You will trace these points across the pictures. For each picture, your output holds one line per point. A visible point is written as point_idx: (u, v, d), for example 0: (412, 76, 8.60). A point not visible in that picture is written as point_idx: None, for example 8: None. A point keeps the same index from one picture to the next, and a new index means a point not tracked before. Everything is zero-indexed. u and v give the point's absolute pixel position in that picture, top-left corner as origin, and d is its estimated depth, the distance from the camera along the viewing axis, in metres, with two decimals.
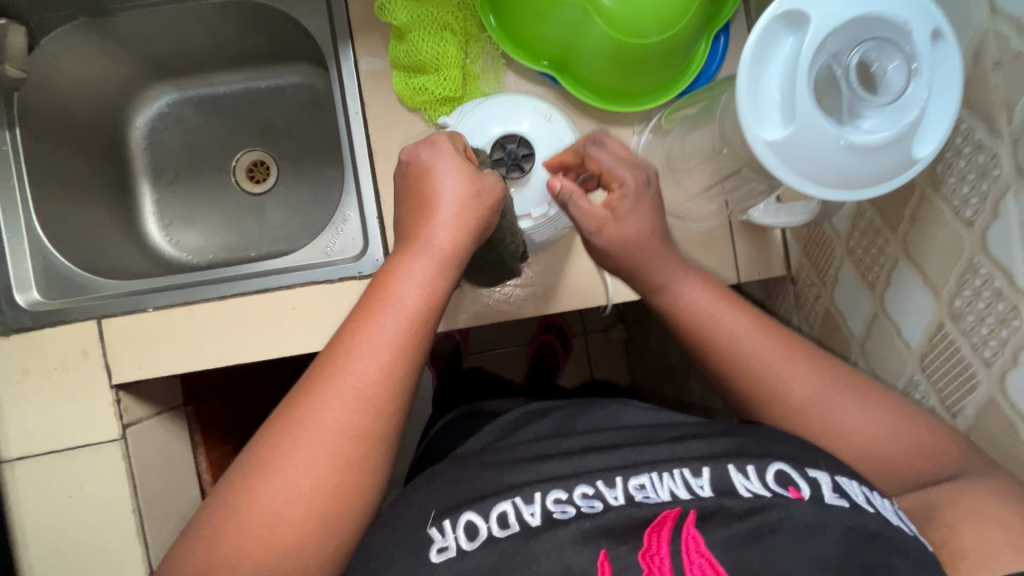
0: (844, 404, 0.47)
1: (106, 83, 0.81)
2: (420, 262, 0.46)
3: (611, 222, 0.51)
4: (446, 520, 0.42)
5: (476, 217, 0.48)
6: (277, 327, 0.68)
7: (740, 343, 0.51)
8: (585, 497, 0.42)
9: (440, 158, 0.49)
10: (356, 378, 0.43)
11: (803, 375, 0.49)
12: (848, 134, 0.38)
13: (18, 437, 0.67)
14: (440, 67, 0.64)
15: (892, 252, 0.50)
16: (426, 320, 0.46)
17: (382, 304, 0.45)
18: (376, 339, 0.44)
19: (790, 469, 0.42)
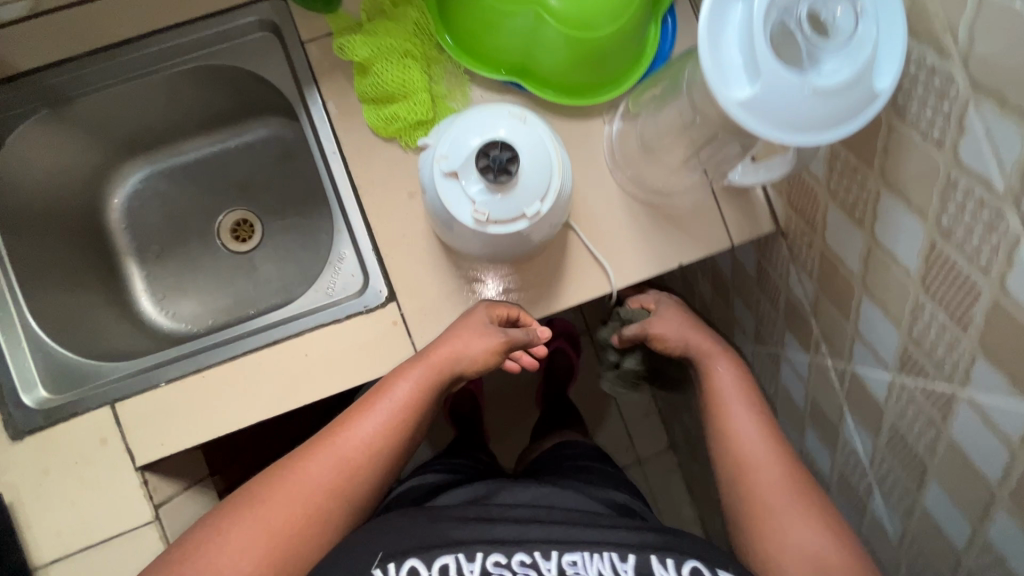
0: (798, 512, 0.56)
1: (78, 171, 0.81)
2: (414, 371, 0.62)
3: (656, 320, 0.77)
4: (391, 563, 0.52)
5: (463, 351, 0.62)
6: (294, 376, 0.68)
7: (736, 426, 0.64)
8: (522, 564, 0.53)
9: (472, 317, 0.64)
10: (346, 447, 0.59)
11: (769, 473, 0.59)
12: (813, 81, 0.40)
13: (48, 538, 0.65)
14: (408, 94, 0.66)
15: (874, 185, 0.53)
16: (404, 424, 0.61)
17: (379, 395, 0.62)
18: (371, 419, 0.61)
19: (702, 568, 0.52)
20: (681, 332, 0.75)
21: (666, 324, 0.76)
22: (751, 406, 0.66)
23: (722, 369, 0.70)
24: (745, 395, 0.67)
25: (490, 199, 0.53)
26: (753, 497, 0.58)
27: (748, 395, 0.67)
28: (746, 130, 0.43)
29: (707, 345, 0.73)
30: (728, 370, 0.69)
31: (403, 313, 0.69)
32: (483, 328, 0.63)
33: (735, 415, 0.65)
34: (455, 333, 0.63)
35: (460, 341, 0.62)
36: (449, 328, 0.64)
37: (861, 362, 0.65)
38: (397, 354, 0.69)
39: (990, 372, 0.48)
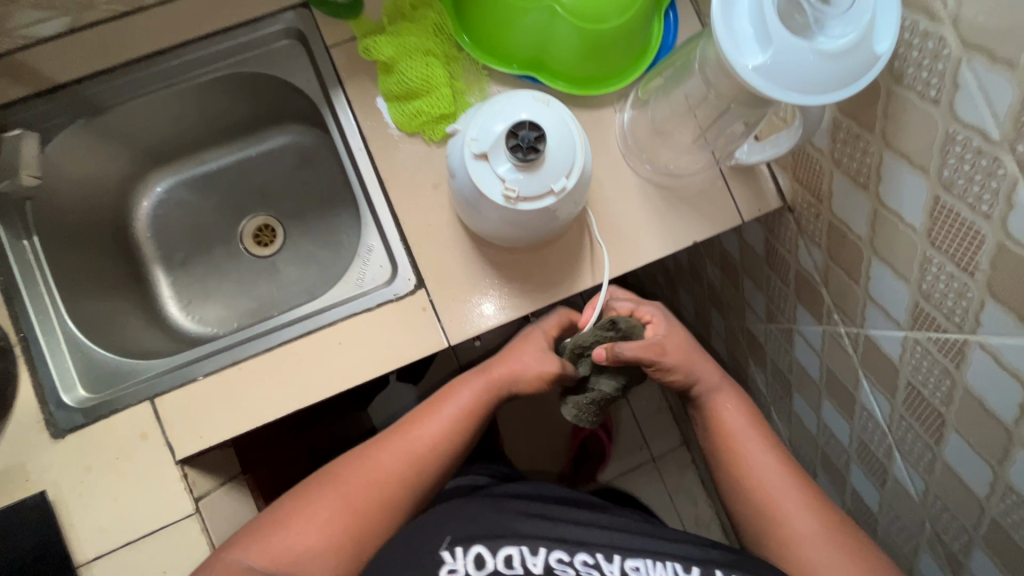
0: (831, 545, 0.58)
1: (107, 181, 0.84)
2: (477, 377, 0.68)
3: (667, 342, 0.66)
4: (459, 547, 0.57)
5: (525, 366, 0.68)
6: (328, 364, 0.70)
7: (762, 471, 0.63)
8: (584, 563, 0.57)
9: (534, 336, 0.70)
10: (415, 443, 0.65)
11: (798, 514, 0.60)
12: (820, 45, 0.44)
13: (90, 536, 0.66)
14: (430, 90, 0.69)
15: (876, 149, 0.57)
16: (466, 426, 0.67)
17: (445, 399, 0.68)
18: (437, 419, 0.66)
19: None
20: (687, 363, 0.66)
21: (676, 346, 0.66)
22: (769, 442, 0.65)
23: (728, 406, 0.67)
24: (757, 429, 0.66)
25: (519, 176, 0.56)
26: (788, 542, 0.60)
27: (760, 428, 0.66)
28: (761, 94, 0.47)
29: (714, 379, 0.68)
30: (736, 407, 0.67)
31: (432, 299, 0.71)
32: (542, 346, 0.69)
33: (749, 453, 0.64)
34: (518, 349, 0.69)
35: (520, 356, 0.68)
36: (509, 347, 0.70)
37: (874, 324, 0.68)
38: (427, 339, 0.71)
39: (999, 313, 0.51)
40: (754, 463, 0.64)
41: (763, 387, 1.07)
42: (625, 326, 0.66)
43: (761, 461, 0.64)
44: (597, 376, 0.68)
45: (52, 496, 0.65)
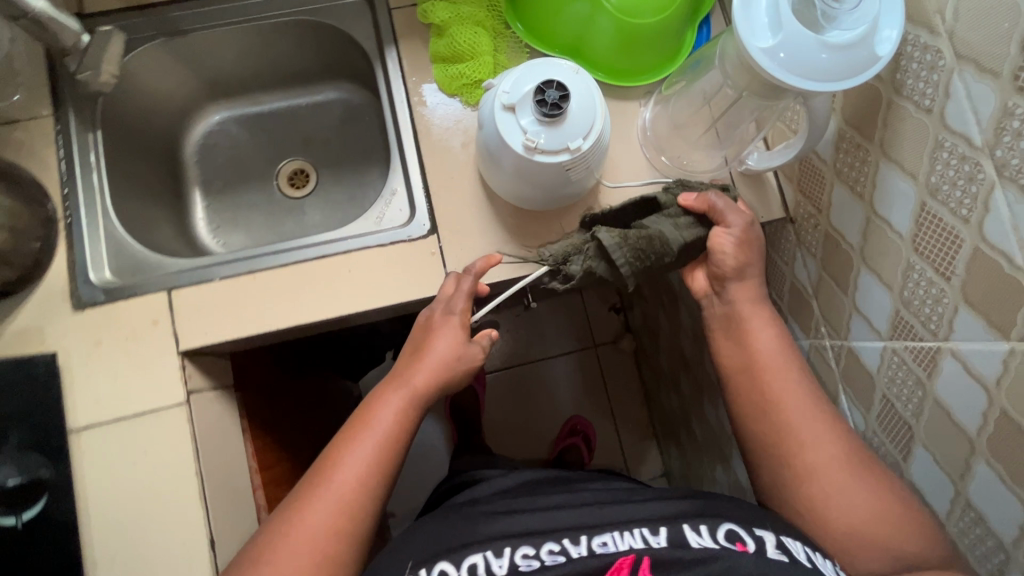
0: (844, 473, 0.60)
1: (171, 101, 0.91)
2: (390, 396, 0.65)
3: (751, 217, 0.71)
4: (422, 569, 0.60)
5: (449, 369, 0.66)
6: (335, 287, 0.75)
7: (790, 403, 0.65)
8: (551, 552, 0.60)
9: (449, 318, 0.68)
10: (342, 484, 0.60)
11: (813, 444, 0.62)
12: (827, 38, 0.50)
13: (87, 405, 0.70)
14: (474, 56, 0.76)
15: (874, 158, 0.61)
16: (393, 443, 0.64)
17: (364, 427, 0.64)
18: (361, 453, 0.62)
19: (738, 530, 0.59)
20: (753, 251, 0.69)
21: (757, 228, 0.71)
22: (798, 373, 0.66)
23: (761, 333, 0.68)
24: (787, 361, 0.67)
25: (540, 129, 0.62)
26: (800, 464, 0.62)
27: (792, 363, 0.67)
28: (767, 75, 0.52)
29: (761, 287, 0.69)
30: (772, 329, 0.68)
31: (441, 246, 0.76)
32: (464, 334, 0.68)
33: (776, 384, 0.65)
34: (427, 352, 0.67)
35: (437, 355, 0.66)
36: (408, 357, 0.68)
37: (858, 336, 0.70)
38: (430, 280, 0.75)
39: (971, 318, 0.53)
40: (784, 397, 0.65)
41: None
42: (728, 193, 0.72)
43: (789, 394, 0.65)
44: (676, 220, 0.68)
45: (60, 360, 0.70)
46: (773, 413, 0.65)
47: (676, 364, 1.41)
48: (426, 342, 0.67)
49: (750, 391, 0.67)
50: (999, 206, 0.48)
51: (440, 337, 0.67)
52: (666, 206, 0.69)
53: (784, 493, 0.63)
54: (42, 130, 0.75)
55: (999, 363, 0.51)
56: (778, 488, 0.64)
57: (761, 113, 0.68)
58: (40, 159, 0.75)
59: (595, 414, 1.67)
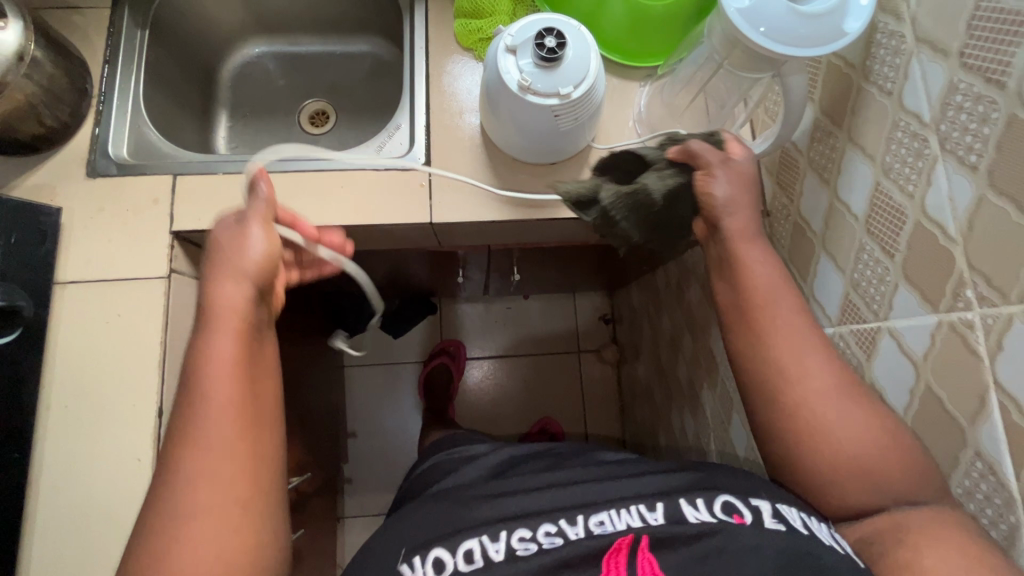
0: (846, 407, 0.56)
1: (218, 25, 1.00)
2: (218, 337, 0.55)
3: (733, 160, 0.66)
4: (417, 558, 0.59)
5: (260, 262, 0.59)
6: (326, 200, 0.80)
7: (782, 350, 0.59)
8: (547, 535, 0.59)
9: (223, 232, 0.60)
10: (215, 454, 0.50)
11: (810, 393, 0.57)
12: (800, 7, 0.54)
13: (78, 263, 0.75)
14: (491, 15, 0.83)
15: (842, 144, 0.64)
16: (250, 384, 0.55)
17: (194, 393, 0.52)
18: (216, 415, 0.52)
19: (734, 502, 0.58)
20: (747, 191, 0.66)
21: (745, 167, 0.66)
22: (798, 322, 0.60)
23: (762, 269, 0.63)
24: (788, 291, 0.62)
25: (535, 71, 0.66)
26: (804, 423, 0.57)
27: (792, 295, 0.62)
28: (741, 36, 0.56)
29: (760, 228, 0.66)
30: (771, 265, 0.63)
31: (430, 179, 0.81)
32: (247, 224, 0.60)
33: (774, 318, 0.61)
34: (222, 264, 0.58)
35: (236, 260, 0.58)
36: (211, 287, 0.57)
37: None
38: (413, 208, 0.79)
39: (907, 294, 0.55)
40: (775, 345, 0.60)
41: (709, 413, 1.07)
42: (719, 141, 0.67)
43: (784, 340, 0.60)
44: (661, 172, 0.67)
45: (63, 216, 0.75)
46: (776, 360, 0.59)
47: (652, 375, 1.41)
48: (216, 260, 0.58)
49: (745, 335, 0.62)
50: (940, 179, 0.50)
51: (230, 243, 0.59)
52: (654, 163, 0.69)
53: (775, 443, 0.59)
54: (98, 19, 0.83)
55: (928, 337, 0.53)
56: (771, 431, 0.59)
57: (742, 95, 0.72)
58: (88, 42, 0.82)
59: (567, 418, 1.67)
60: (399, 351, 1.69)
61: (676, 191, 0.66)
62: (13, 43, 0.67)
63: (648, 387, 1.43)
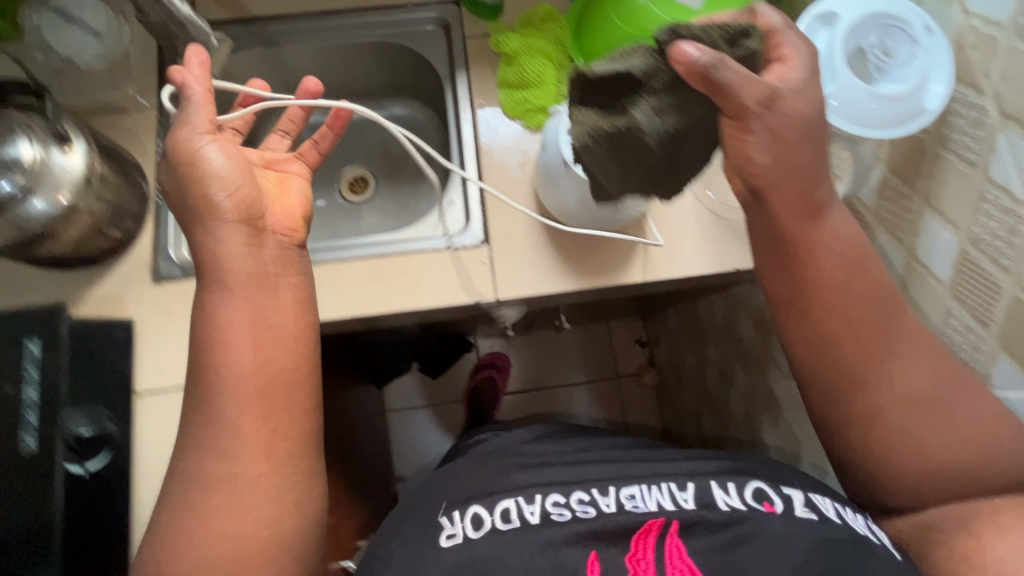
0: (948, 386, 0.55)
1: None
2: (229, 301, 0.59)
3: (784, 95, 0.53)
4: (456, 513, 0.62)
5: (235, 172, 0.60)
6: (390, 286, 0.80)
7: (870, 309, 0.57)
8: (580, 502, 0.61)
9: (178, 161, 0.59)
10: (242, 433, 0.58)
11: (913, 366, 0.56)
12: (879, 89, 0.53)
13: (152, 373, 0.74)
14: (540, 85, 0.83)
15: (916, 206, 0.63)
16: (266, 377, 0.59)
17: (216, 364, 0.58)
18: (238, 376, 0.58)
19: (764, 491, 0.60)
20: (807, 141, 0.55)
21: (810, 102, 0.54)
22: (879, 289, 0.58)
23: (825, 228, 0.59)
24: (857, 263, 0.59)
25: None
26: (896, 389, 0.56)
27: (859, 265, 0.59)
28: (821, 118, 0.56)
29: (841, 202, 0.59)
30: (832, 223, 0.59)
31: (491, 255, 0.81)
32: (193, 136, 0.59)
33: (852, 277, 0.58)
34: (200, 181, 0.59)
35: (210, 178, 0.59)
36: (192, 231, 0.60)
37: None
38: (478, 287, 0.80)
39: (1008, 365, 0.55)
40: (855, 307, 0.57)
41: (773, 448, 1.07)
42: (744, 53, 0.52)
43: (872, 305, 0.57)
44: (654, 104, 0.53)
45: (135, 326, 0.75)
46: (860, 354, 0.57)
47: (698, 402, 1.41)
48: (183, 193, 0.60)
49: (816, 290, 0.59)
50: None
51: (188, 165, 0.59)
52: (646, 83, 0.53)
53: (861, 408, 0.57)
54: (146, 119, 0.83)
55: None
56: (856, 402, 0.58)
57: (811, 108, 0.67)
58: (139, 144, 0.82)
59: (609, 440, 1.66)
60: (439, 390, 1.68)
61: (673, 134, 0.55)
62: (77, 164, 0.67)
63: (696, 411, 1.43)
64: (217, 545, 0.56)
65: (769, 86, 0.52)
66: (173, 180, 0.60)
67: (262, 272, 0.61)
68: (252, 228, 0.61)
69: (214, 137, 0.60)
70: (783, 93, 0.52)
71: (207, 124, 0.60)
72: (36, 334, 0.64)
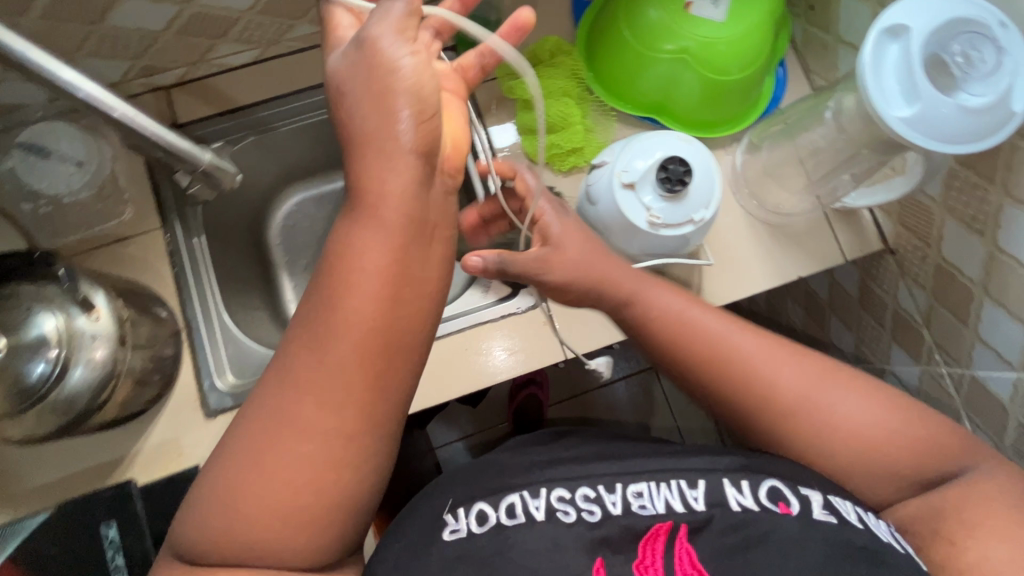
0: (821, 385, 0.54)
1: (253, 190, 0.90)
2: (372, 231, 0.44)
3: (554, 253, 0.63)
4: (461, 509, 0.54)
5: (430, 91, 0.47)
6: (453, 369, 0.76)
7: (718, 336, 0.58)
8: (586, 499, 0.53)
9: (372, 63, 0.46)
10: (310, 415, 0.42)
11: (778, 374, 0.55)
12: (962, 102, 0.50)
13: None
14: (566, 127, 0.78)
15: (996, 198, 0.61)
16: (375, 347, 0.43)
17: (351, 285, 0.43)
18: (350, 323, 0.43)
19: (782, 488, 0.51)
20: (588, 245, 0.64)
21: (570, 257, 0.63)
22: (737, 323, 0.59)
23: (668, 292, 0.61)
24: (707, 309, 0.60)
25: (663, 205, 0.66)
26: (778, 398, 0.54)
27: (704, 306, 0.60)
28: (904, 140, 0.52)
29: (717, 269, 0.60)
30: (672, 294, 0.61)
31: (552, 314, 0.77)
32: (400, 31, 0.47)
33: (715, 319, 0.59)
34: (390, 90, 0.45)
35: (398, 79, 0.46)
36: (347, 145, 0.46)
37: (983, 365, 0.70)
38: (545, 351, 0.77)
39: None
40: (720, 336, 0.58)
41: None
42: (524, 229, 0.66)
43: (730, 338, 0.57)
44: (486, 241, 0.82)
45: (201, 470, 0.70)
46: (740, 374, 0.56)
47: None
48: (358, 92, 0.45)
49: (679, 336, 0.59)
50: None
51: (370, 71, 0.46)
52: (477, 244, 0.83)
53: (757, 425, 0.55)
54: (152, 241, 0.76)
55: None
56: (748, 422, 0.56)
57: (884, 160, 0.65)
58: (154, 271, 0.76)
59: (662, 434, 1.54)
60: (484, 414, 1.50)
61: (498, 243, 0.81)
62: (108, 325, 0.61)
63: None
64: (252, 523, 0.41)
65: (540, 254, 0.63)
66: (352, 75, 0.46)
67: (423, 218, 0.46)
68: (427, 163, 0.47)
69: (415, 48, 0.47)
70: (553, 247, 0.63)
71: (399, 26, 0.47)
72: (113, 516, 0.64)
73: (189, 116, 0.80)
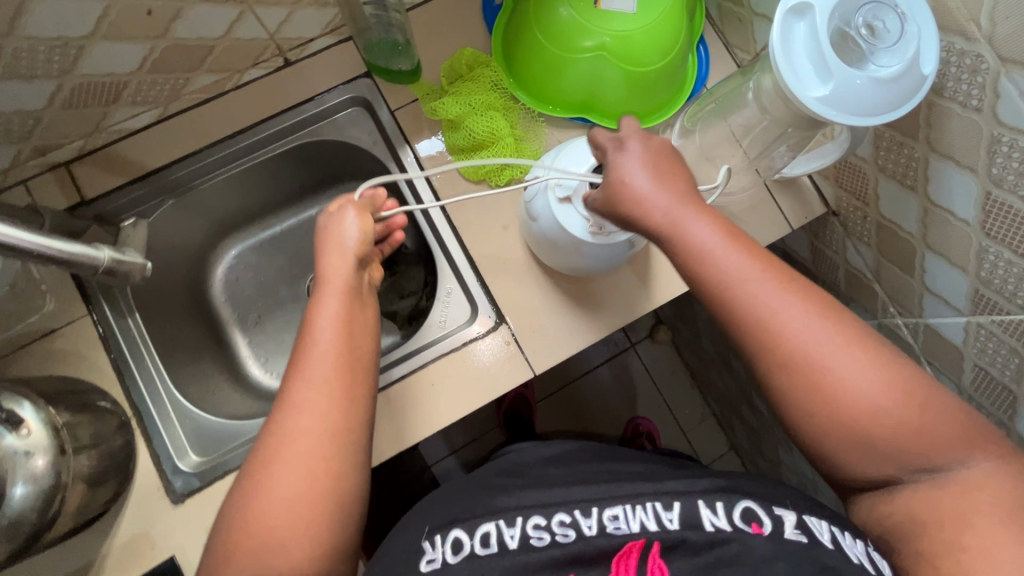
0: (837, 347, 0.47)
1: (185, 251, 0.86)
2: (329, 299, 0.56)
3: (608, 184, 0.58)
4: (438, 537, 0.54)
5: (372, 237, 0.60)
6: (421, 404, 0.74)
7: (741, 274, 0.49)
8: (562, 525, 0.52)
9: (331, 231, 0.60)
10: (300, 440, 0.48)
11: (800, 327, 0.47)
12: (872, 73, 0.50)
13: None
14: (496, 140, 0.76)
15: (922, 154, 0.61)
16: (343, 376, 0.52)
17: (306, 343, 0.53)
18: (313, 369, 0.51)
19: (756, 508, 0.50)
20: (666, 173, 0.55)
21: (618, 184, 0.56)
22: (771, 261, 0.50)
23: (693, 220, 0.51)
24: (734, 240, 0.51)
25: None
26: (789, 354, 0.47)
27: (734, 241, 0.51)
28: (823, 119, 0.52)
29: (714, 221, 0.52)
30: (704, 221, 0.51)
31: (514, 332, 0.76)
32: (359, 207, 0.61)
33: (738, 250, 0.50)
34: (334, 244, 0.59)
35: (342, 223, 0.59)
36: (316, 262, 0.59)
37: (934, 313, 0.71)
38: (509, 372, 0.75)
39: None
40: (744, 275, 0.49)
41: None
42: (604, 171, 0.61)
43: (756, 278, 0.49)
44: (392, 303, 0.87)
45: (179, 561, 0.66)
46: (759, 320, 0.48)
47: None
48: (321, 257, 0.59)
49: (688, 262, 0.51)
50: None
51: (328, 230, 0.60)
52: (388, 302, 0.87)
53: (762, 372, 0.49)
54: (81, 329, 0.72)
55: None
56: (755, 369, 0.50)
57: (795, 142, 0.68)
58: (88, 361, 0.71)
59: (650, 411, 1.55)
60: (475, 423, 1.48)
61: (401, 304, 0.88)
62: (42, 438, 0.58)
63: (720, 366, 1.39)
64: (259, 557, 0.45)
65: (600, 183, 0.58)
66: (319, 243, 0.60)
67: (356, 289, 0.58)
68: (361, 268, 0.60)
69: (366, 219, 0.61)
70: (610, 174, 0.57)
71: (361, 209, 0.61)
72: None
73: (97, 190, 0.75)
